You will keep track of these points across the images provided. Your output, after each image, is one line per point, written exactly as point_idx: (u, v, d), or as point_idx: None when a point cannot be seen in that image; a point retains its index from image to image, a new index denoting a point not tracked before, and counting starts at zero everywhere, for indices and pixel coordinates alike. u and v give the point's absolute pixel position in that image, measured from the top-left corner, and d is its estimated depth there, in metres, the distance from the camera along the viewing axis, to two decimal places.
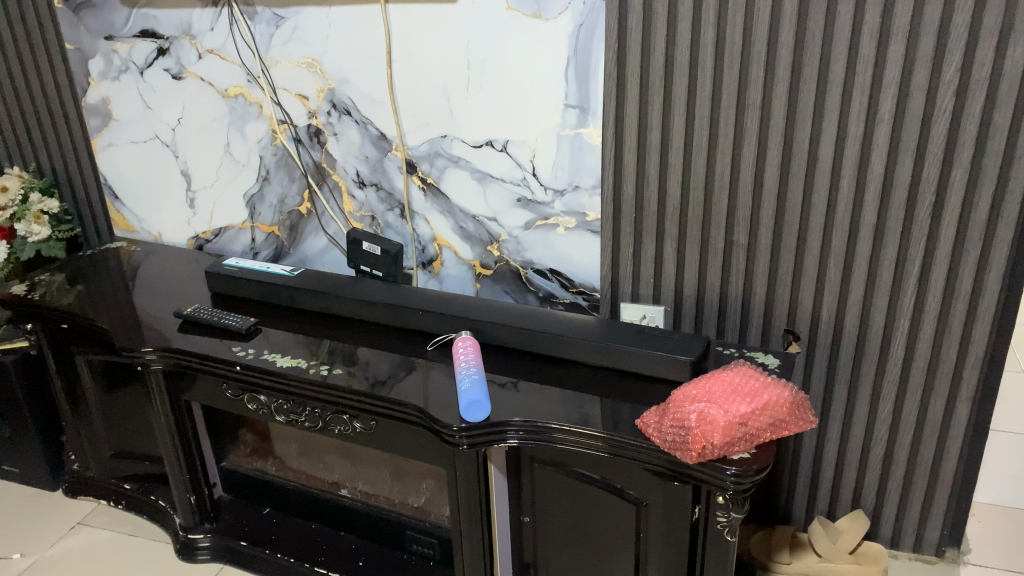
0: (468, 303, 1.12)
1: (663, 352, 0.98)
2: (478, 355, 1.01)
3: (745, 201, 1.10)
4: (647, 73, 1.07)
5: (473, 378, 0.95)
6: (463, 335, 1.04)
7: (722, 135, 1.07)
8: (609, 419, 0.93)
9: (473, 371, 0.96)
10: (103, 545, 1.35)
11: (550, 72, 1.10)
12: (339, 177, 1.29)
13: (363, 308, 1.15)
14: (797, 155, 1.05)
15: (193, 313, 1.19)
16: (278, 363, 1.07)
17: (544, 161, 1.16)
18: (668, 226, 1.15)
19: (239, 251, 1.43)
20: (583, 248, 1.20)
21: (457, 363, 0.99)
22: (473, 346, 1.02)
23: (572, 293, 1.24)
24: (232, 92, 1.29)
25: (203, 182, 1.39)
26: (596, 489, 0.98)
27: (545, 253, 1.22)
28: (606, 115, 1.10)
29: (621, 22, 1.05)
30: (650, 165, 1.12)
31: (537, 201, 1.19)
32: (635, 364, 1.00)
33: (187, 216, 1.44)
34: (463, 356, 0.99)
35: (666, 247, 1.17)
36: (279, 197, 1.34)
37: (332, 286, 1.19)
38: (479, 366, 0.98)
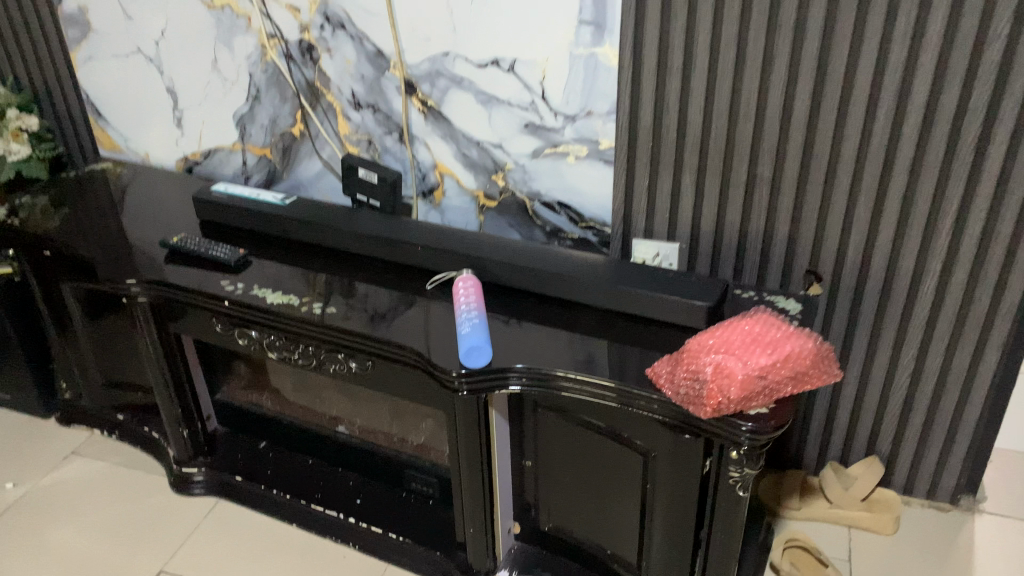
0: (470, 238, 1.05)
1: (677, 297, 0.91)
2: (479, 296, 0.95)
3: (772, 131, 1.02)
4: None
5: (474, 322, 0.89)
6: (465, 274, 0.98)
7: (750, 58, 0.98)
8: (618, 367, 0.87)
9: (474, 315, 0.90)
10: (97, 476, 1.32)
11: None
12: (333, 97, 1.20)
13: (359, 241, 1.08)
14: (832, 82, 0.96)
15: (180, 243, 1.12)
16: (269, 299, 1.01)
17: (554, 84, 1.07)
18: (686, 158, 1.07)
19: (231, 175, 1.35)
20: (595, 178, 1.13)
21: (457, 305, 0.93)
22: (475, 286, 0.96)
23: (581, 228, 1.17)
24: (218, 2, 1.19)
25: (189, 100, 1.30)
26: (603, 437, 0.94)
27: (554, 184, 1.15)
28: (624, 33, 1.00)
29: None
30: (670, 90, 1.03)
31: (546, 127, 1.11)
32: (646, 308, 0.94)
33: (174, 136, 1.36)
34: (463, 298, 0.93)
35: (684, 180, 1.09)
36: (271, 118, 1.26)
37: (326, 216, 1.12)
38: (481, 309, 0.93)
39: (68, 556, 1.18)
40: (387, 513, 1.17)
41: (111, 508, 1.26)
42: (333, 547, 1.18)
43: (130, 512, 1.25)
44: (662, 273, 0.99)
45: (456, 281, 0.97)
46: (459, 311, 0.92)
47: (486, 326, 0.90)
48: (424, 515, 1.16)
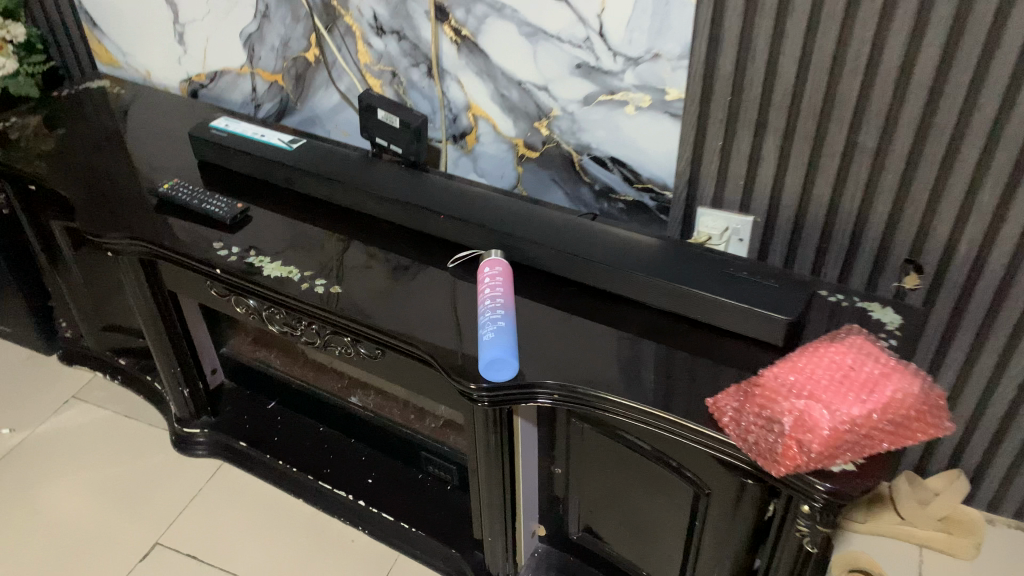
0: (502, 206, 0.89)
1: (747, 304, 0.75)
2: (509, 289, 0.78)
3: (885, 91, 0.81)
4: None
5: (498, 327, 0.73)
6: (494, 256, 0.81)
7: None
8: (671, 390, 0.72)
9: (500, 317, 0.74)
10: (96, 426, 1.23)
11: None
12: (352, 20, 1.02)
13: (373, 201, 0.92)
14: (971, 36, 0.75)
15: (171, 191, 0.98)
16: (265, 270, 0.87)
17: (616, 18, 0.87)
18: (772, 118, 0.87)
19: (240, 102, 1.19)
20: (657, 134, 0.94)
21: (482, 301, 0.77)
22: (505, 277, 0.79)
23: (637, 189, 1.00)
24: None
25: (190, 14, 1.13)
26: (647, 460, 0.79)
27: (608, 136, 0.97)
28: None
29: None
30: (759, 32, 0.82)
31: (602, 69, 0.92)
32: (707, 314, 0.77)
33: (177, 54, 1.19)
34: (488, 293, 0.77)
35: (766, 143, 0.90)
36: (282, 39, 1.08)
37: (338, 166, 0.96)
38: (510, 307, 0.76)
39: (60, 519, 1.10)
40: (400, 499, 1.05)
41: (108, 466, 1.17)
42: (342, 528, 1.08)
43: (129, 472, 1.16)
44: (730, 268, 0.82)
45: (482, 264, 0.81)
46: (482, 310, 0.76)
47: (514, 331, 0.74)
48: (441, 502, 1.05)
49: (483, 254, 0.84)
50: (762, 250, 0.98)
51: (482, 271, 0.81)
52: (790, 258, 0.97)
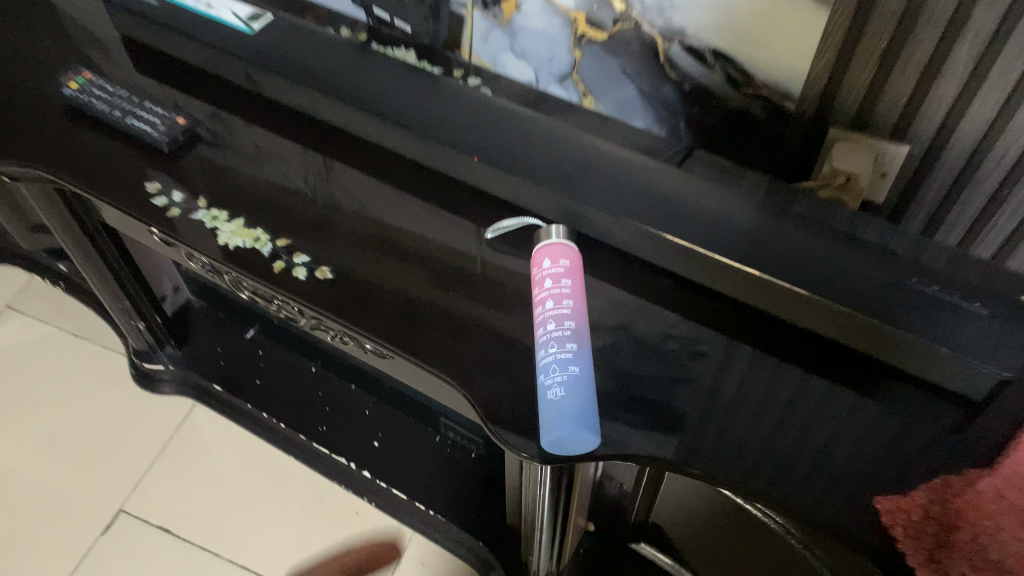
0: (566, 156, 0.63)
1: (923, 339, 0.52)
2: (582, 303, 0.53)
3: None
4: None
5: (572, 378, 0.49)
6: (557, 241, 0.56)
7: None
8: (816, 474, 0.50)
9: (573, 360, 0.50)
10: (40, 349, 1.01)
11: None
12: None
13: (371, 128, 0.66)
14: None
15: (81, 92, 0.69)
16: (221, 237, 0.61)
17: None
18: (978, 15, 0.57)
19: None
20: (789, 19, 0.64)
21: (540, 321, 0.53)
22: (575, 279, 0.54)
23: (745, 95, 0.70)
24: None
25: None
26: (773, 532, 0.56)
27: (713, 18, 0.67)
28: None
29: None
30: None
31: None
32: (864, 338, 0.55)
33: None
34: (551, 311, 0.52)
35: (957, 52, 0.59)
36: None
37: (328, 67, 0.68)
38: (585, 337, 0.52)
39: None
40: (410, 474, 0.86)
41: (56, 406, 0.97)
42: (343, 497, 0.90)
43: (81, 412, 0.96)
44: (897, 271, 0.57)
45: (539, 252, 0.56)
46: (543, 340, 0.51)
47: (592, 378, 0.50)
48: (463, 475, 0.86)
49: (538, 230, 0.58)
50: (911, 190, 0.71)
51: (537, 266, 0.55)
52: (950, 207, 0.69)
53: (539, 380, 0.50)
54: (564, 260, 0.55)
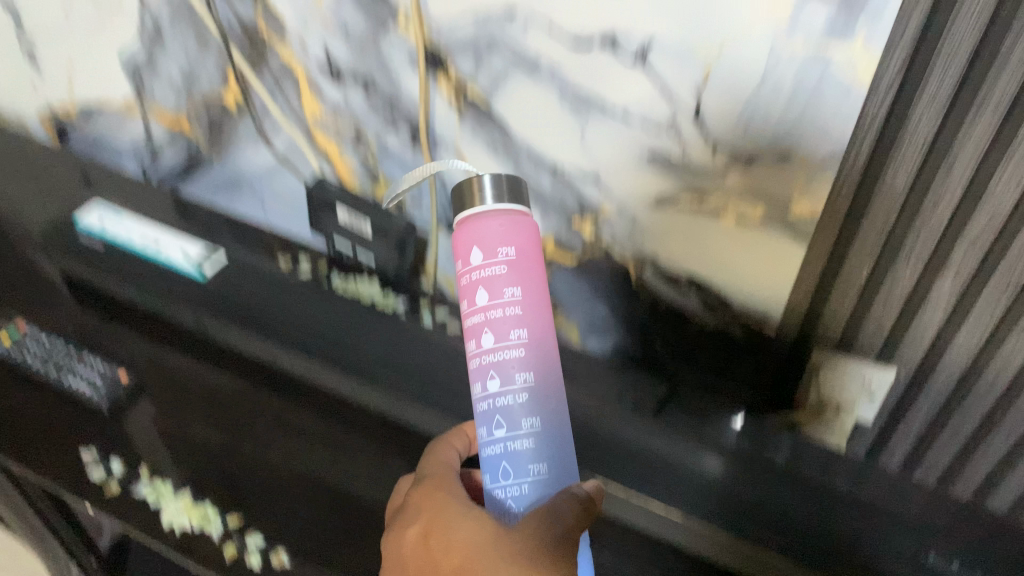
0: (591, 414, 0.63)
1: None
2: (532, 321, 0.49)
3: None
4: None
5: (534, 480, 0.48)
6: (496, 217, 0.48)
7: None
8: None
9: (531, 453, 0.48)
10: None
11: None
12: (291, 59, 0.65)
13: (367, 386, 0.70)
14: None
15: (24, 342, 0.74)
16: (166, 503, 0.65)
17: (723, 105, 0.55)
18: (940, 280, 0.58)
19: (129, 149, 0.82)
20: (764, 258, 0.63)
21: (483, 363, 0.49)
22: (521, 287, 0.48)
23: (721, 320, 0.69)
24: None
25: (43, 26, 0.75)
26: None
27: (684, 253, 0.66)
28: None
29: None
30: (995, 89, 0.47)
31: (688, 166, 0.59)
32: None
33: (28, 78, 0.81)
34: (496, 359, 0.48)
35: (926, 311, 0.60)
36: (184, 73, 0.71)
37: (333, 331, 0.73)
38: (539, 374, 0.49)
39: None
40: None
41: None
42: None
43: None
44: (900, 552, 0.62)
45: (468, 238, 0.49)
46: (488, 407, 0.49)
47: (559, 450, 0.49)
48: None
49: (469, 177, 0.49)
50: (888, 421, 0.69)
51: (472, 262, 0.49)
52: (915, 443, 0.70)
53: (492, 473, 0.49)
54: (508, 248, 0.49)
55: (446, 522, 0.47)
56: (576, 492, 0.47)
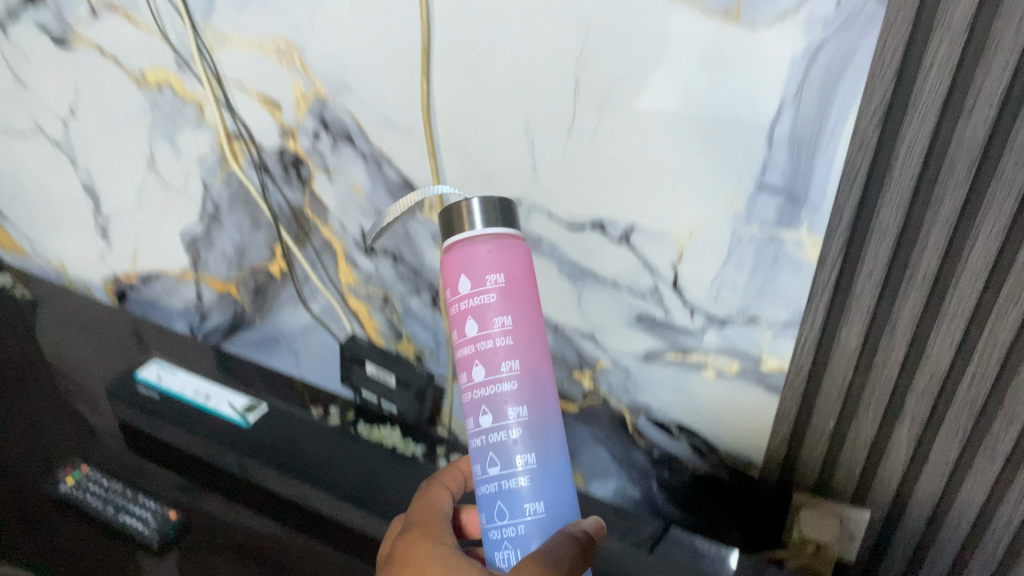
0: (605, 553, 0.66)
1: None
2: (523, 351, 0.48)
3: None
4: (965, 102, 0.51)
5: (531, 519, 0.48)
6: (483, 242, 0.48)
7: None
8: None
9: (527, 491, 0.48)
10: None
11: (741, 144, 0.58)
12: (331, 235, 0.77)
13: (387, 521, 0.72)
14: None
15: (78, 486, 0.76)
16: None
17: (698, 275, 0.65)
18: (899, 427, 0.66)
19: (179, 311, 0.93)
20: (744, 407, 0.71)
21: (475, 397, 0.48)
22: (512, 314, 0.47)
23: (710, 462, 0.76)
24: (152, 77, 0.75)
25: (118, 207, 0.88)
26: None
27: (675, 401, 0.74)
28: (850, 184, 0.56)
29: (904, 87, 0.52)
30: (920, 266, 0.58)
31: (672, 325, 0.69)
32: None
33: (98, 249, 0.93)
34: (486, 394, 0.48)
35: (890, 456, 0.67)
36: (236, 247, 0.83)
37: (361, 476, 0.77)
38: (531, 400, 0.48)
39: None
40: None
41: None
42: None
43: None
44: None
45: (457, 265, 0.48)
46: (482, 443, 0.49)
47: (558, 487, 0.48)
48: None
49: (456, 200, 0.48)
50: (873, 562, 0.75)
51: (461, 289, 0.48)
52: None
53: (489, 511, 0.49)
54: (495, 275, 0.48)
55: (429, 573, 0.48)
56: (576, 534, 0.47)
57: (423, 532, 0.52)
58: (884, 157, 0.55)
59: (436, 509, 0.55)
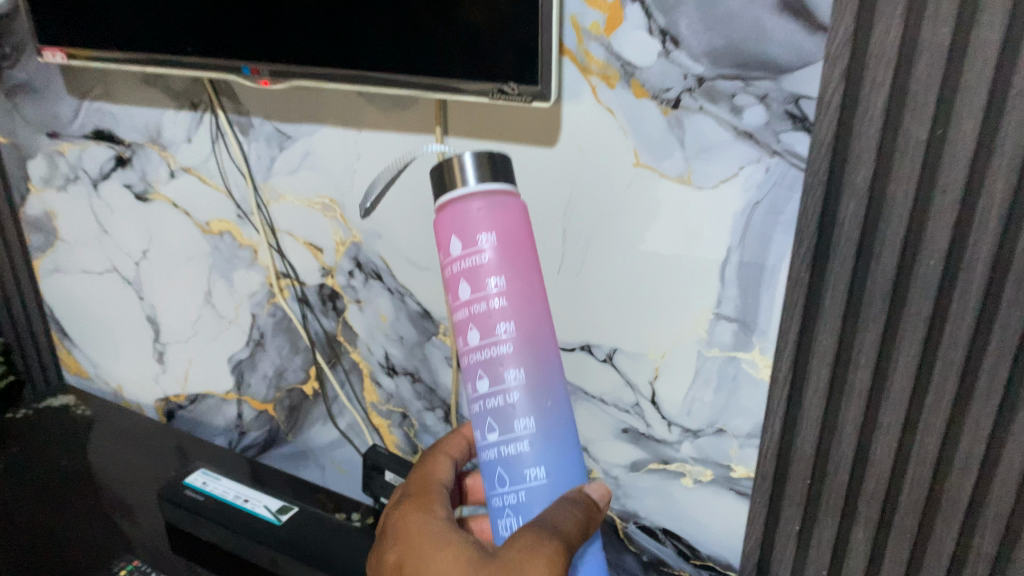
0: None
1: None
2: (515, 312, 0.55)
3: (992, 531, 0.67)
4: (875, 248, 0.63)
5: (533, 480, 0.56)
6: (476, 203, 0.55)
7: (990, 369, 0.63)
8: None
9: (528, 454, 0.56)
10: None
11: (699, 281, 0.70)
12: (359, 358, 0.89)
13: None
14: None
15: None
16: None
17: (672, 390, 0.76)
18: (855, 531, 0.74)
19: (221, 427, 1.04)
20: (721, 513, 0.79)
21: (473, 361, 0.57)
22: (503, 276, 0.55)
23: (694, 566, 0.84)
24: (216, 226, 0.90)
25: (174, 335, 1.01)
26: None
27: (660, 508, 0.82)
28: (790, 313, 0.68)
29: (825, 236, 0.65)
30: (855, 383, 0.68)
31: (654, 438, 0.79)
32: None
33: (153, 372, 1.06)
34: (483, 357, 0.56)
35: (852, 559, 0.75)
36: (276, 369, 0.95)
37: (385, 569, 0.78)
38: (524, 356, 0.56)
39: None
40: None
41: None
42: None
43: None
44: None
45: (452, 227, 0.55)
46: (482, 409, 0.57)
47: (556, 453, 0.57)
48: None
49: (449, 163, 0.55)
50: None
51: (456, 251, 0.56)
52: None
53: (493, 477, 0.57)
54: (486, 233, 0.55)
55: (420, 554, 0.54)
56: (578, 510, 0.54)
57: (422, 503, 0.59)
58: (817, 292, 0.67)
59: (436, 481, 0.62)
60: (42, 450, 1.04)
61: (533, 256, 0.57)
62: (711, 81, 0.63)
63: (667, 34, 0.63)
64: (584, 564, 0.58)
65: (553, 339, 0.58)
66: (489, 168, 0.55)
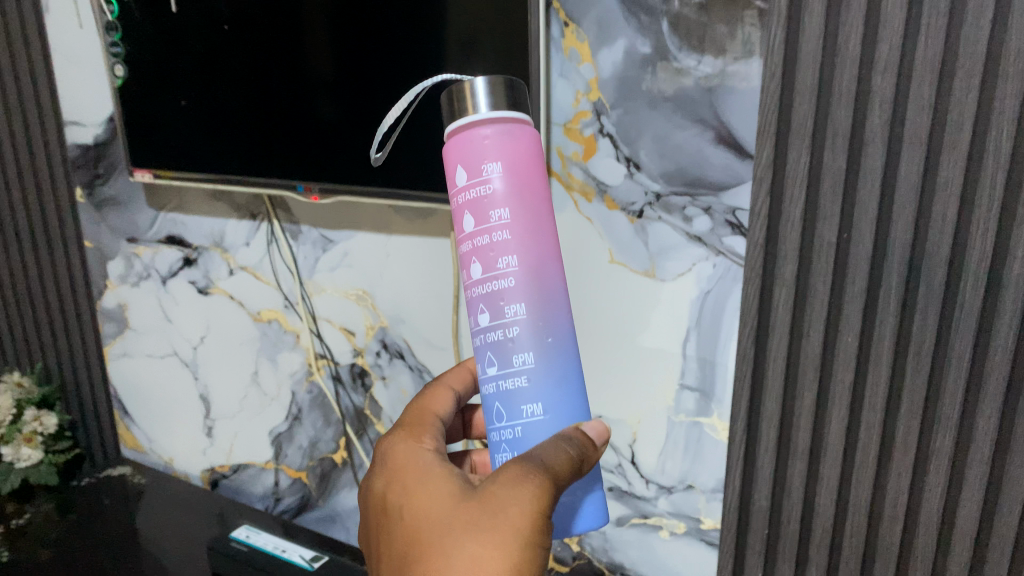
0: None
1: None
2: (518, 243, 0.58)
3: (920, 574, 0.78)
4: (803, 328, 0.78)
5: (529, 416, 0.59)
6: (485, 128, 0.57)
7: (902, 429, 0.76)
8: None
9: (525, 389, 0.59)
10: None
11: (666, 356, 0.86)
12: (383, 428, 1.03)
13: None
14: (1000, 541, 0.73)
15: None
16: None
17: (648, 448, 0.91)
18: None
19: (259, 495, 1.18)
20: (693, 561, 0.92)
21: (478, 294, 0.60)
22: (507, 208, 0.58)
23: None
24: (265, 315, 1.07)
25: (222, 410, 1.16)
26: None
27: (642, 557, 0.96)
28: (739, 383, 0.82)
29: (764, 320, 0.80)
30: (798, 443, 0.81)
31: (635, 493, 0.94)
32: None
33: (202, 445, 1.21)
34: (486, 291, 0.59)
35: None
36: (311, 441, 1.09)
37: None
38: (526, 289, 0.58)
39: None
40: None
41: None
42: None
43: None
44: None
45: (461, 157, 0.58)
46: (484, 342, 0.60)
47: (553, 389, 0.59)
48: None
49: (462, 90, 0.58)
50: None
51: (463, 181, 0.59)
52: None
53: (492, 412, 0.61)
54: (494, 163, 0.58)
55: (407, 497, 0.56)
56: (570, 448, 0.55)
57: (414, 433, 0.62)
58: (762, 366, 0.81)
59: (431, 413, 0.65)
60: (102, 514, 1.18)
61: (540, 188, 0.60)
62: (666, 197, 0.81)
63: (631, 161, 0.82)
64: (585, 505, 0.60)
65: (558, 270, 0.60)
66: (501, 95, 0.57)
